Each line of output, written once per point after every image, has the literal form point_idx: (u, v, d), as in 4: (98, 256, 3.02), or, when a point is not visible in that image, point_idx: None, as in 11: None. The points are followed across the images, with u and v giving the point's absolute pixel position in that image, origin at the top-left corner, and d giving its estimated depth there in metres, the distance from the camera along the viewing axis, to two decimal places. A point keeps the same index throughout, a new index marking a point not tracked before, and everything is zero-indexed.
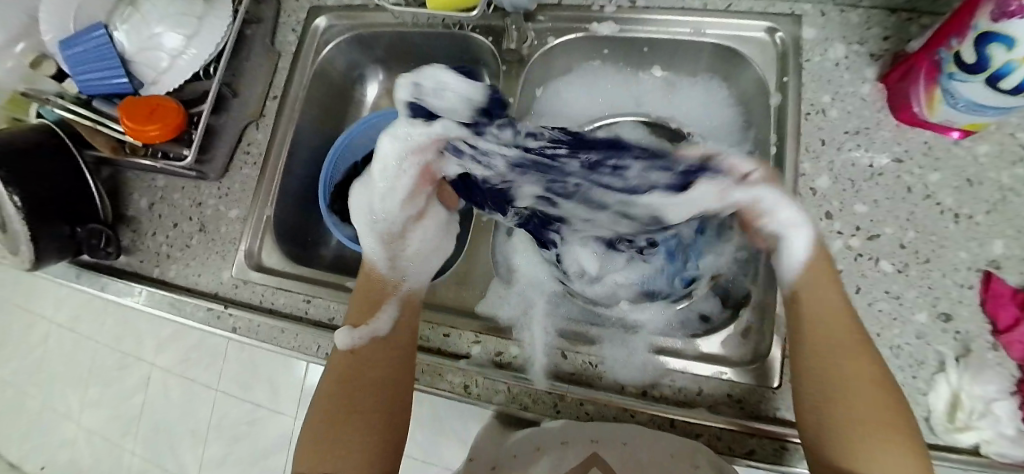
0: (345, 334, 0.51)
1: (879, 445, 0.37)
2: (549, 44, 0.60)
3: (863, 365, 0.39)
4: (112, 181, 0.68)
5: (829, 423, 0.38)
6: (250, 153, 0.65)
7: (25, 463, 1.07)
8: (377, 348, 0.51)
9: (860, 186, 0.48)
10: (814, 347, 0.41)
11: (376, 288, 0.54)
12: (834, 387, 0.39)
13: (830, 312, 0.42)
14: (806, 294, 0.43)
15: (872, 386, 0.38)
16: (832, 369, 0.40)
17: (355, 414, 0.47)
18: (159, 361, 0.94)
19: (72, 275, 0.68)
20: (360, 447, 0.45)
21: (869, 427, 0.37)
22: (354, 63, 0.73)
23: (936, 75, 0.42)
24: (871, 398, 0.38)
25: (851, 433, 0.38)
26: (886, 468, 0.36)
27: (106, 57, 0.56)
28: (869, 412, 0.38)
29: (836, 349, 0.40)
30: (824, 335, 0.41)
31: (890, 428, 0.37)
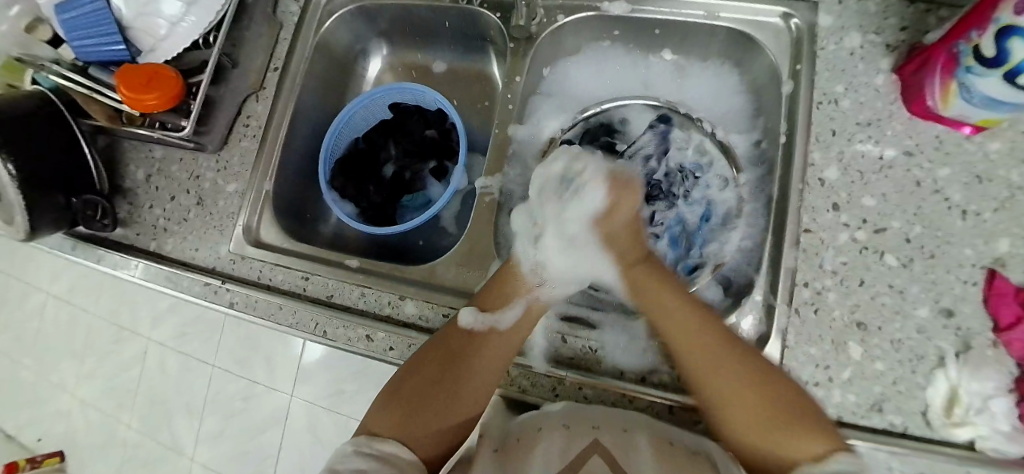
0: (468, 319, 0.48)
1: (750, 425, 0.40)
2: (558, 22, 0.58)
3: (722, 352, 0.41)
4: (108, 151, 0.66)
5: (726, 405, 0.41)
6: (250, 126, 0.63)
7: (21, 433, 1.08)
8: (494, 345, 0.47)
9: (869, 178, 0.47)
10: (688, 349, 0.43)
11: (511, 276, 0.49)
12: (709, 378, 0.41)
13: (682, 309, 0.44)
14: (651, 302, 0.46)
15: (733, 374, 0.40)
16: (710, 364, 0.41)
17: (417, 392, 0.44)
18: (155, 335, 0.94)
19: (67, 246, 0.67)
20: (414, 422, 0.42)
21: (762, 416, 0.39)
22: (357, 38, 0.71)
23: (952, 68, 0.41)
24: (720, 391, 0.41)
25: (745, 420, 0.40)
26: (801, 447, 0.37)
27: (101, 23, 0.55)
28: (738, 388, 0.40)
29: (694, 346, 0.42)
30: (689, 347, 0.43)
31: (757, 420, 0.39)
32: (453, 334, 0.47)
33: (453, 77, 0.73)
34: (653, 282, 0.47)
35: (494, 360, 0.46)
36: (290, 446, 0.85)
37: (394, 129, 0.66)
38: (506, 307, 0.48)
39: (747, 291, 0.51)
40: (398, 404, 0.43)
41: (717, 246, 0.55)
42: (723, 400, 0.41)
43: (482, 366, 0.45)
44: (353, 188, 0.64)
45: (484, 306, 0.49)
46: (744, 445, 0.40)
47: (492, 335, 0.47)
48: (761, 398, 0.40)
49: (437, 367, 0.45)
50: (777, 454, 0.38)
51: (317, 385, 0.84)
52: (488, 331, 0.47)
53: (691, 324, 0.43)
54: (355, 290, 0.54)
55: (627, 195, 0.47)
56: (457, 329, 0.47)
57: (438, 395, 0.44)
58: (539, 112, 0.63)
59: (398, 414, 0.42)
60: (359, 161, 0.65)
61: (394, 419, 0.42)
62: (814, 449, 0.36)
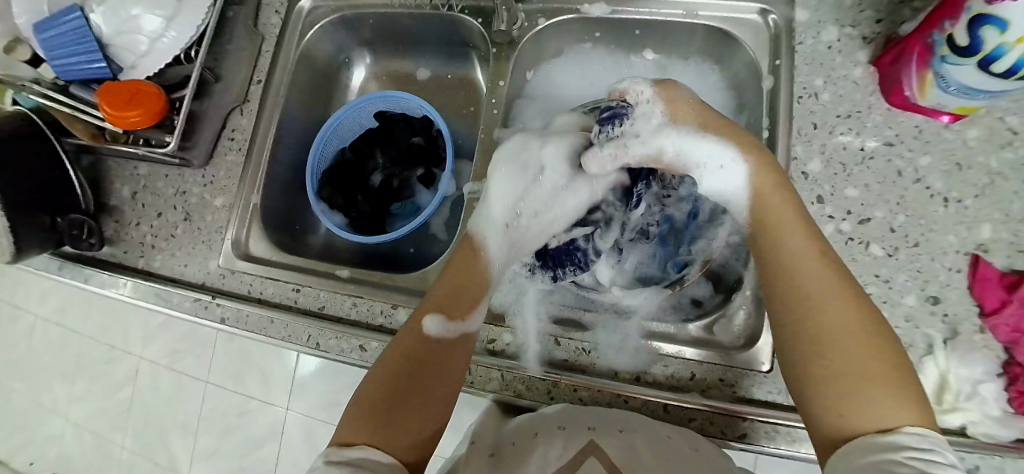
0: (434, 322, 0.42)
1: (854, 376, 0.31)
2: (539, 26, 0.59)
3: (830, 279, 0.34)
4: (93, 170, 0.66)
5: (821, 346, 0.32)
6: (235, 139, 0.63)
7: (13, 458, 1.06)
8: (462, 340, 0.43)
9: (851, 170, 0.48)
10: (787, 277, 0.36)
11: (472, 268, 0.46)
12: (812, 310, 0.34)
13: (789, 236, 0.37)
14: (769, 216, 0.39)
15: (842, 309, 0.33)
16: (820, 290, 0.34)
17: (392, 397, 0.37)
18: (147, 354, 0.93)
19: (53, 266, 0.66)
20: (390, 430, 0.35)
21: (854, 371, 0.31)
22: (341, 48, 0.71)
23: (928, 57, 0.42)
24: (830, 322, 0.33)
25: (849, 366, 0.31)
26: (885, 408, 0.29)
27: (81, 40, 0.54)
28: (846, 338, 0.32)
29: (800, 271, 0.35)
30: (789, 265, 0.36)
31: (861, 367, 0.31)
32: (415, 334, 0.41)
33: (437, 83, 0.73)
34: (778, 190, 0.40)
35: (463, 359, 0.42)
36: (288, 460, 0.85)
37: (380, 138, 0.66)
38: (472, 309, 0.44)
39: (737, 287, 0.51)
40: (372, 414, 0.36)
41: (705, 242, 0.53)
42: (821, 338, 0.32)
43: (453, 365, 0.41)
44: (341, 197, 0.64)
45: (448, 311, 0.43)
46: (821, 404, 0.32)
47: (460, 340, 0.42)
48: (875, 349, 0.31)
49: (406, 367, 0.39)
50: (827, 402, 0.31)
51: (312, 397, 0.83)
52: (461, 337, 0.43)
53: (804, 248, 0.36)
54: (346, 301, 0.54)
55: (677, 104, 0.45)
56: (423, 331, 0.42)
57: (410, 398, 0.37)
58: (524, 115, 0.63)
59: (369, 423, 0.35)
60: (347, 171, 0.65)
61: (361, 429, 0.35)
62: (902, 417, 0.29)
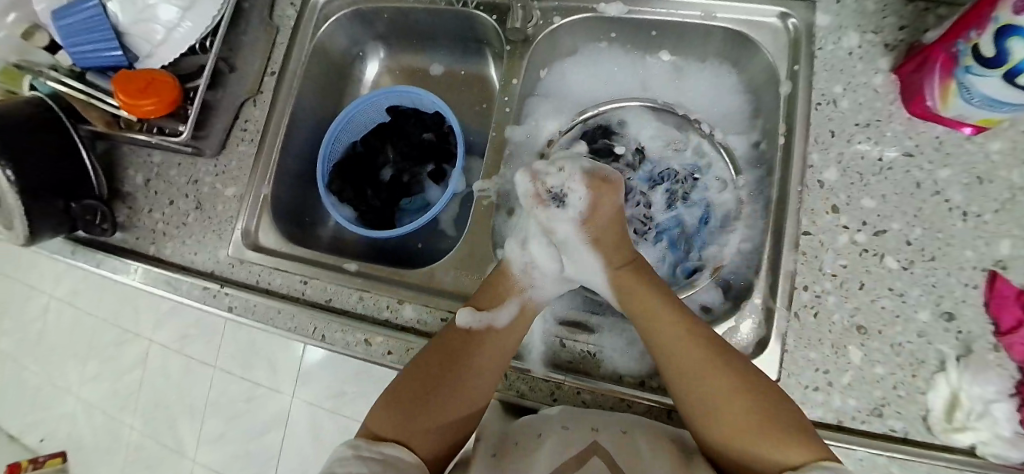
0: (465, 315, 0.47)
1: (740, 430, 0.38)
2: (554, 24, 0.58)
3: (712, 371, 0.40)
4: (108, 156, 0.67)
5: (702, 412, 0.40)
6: (247, 130, 0.63)
7: (24, 435, 1.08)
8: (486, 339, 0.46)
9: (869, 180, 0.47)
10: (679, 381, 0.42)
11: (506, 276, 0.49)
12: (700, 400, 0.40)
13: (670, 332, 0.43)
14: (637, 304, 0.46)
15: (714, 389, 0.40)
16: (696, 388, 0.40)
17: (415, 395, 0.43)
18: (157, 338, 0.94)
19: (67, 250, 0.67)
20: (414, 425, 0.42)
21: (749, 425, 0.38)
22: (354, 40, 0.71)
23: (952, 68, 0.41)
24: (711, 393, 0.40)
25: (733, 426, 0.39)
26: (783, 456, 0.36)
27: (99, 29, 0.54)
28: (734, 410, 0.39)
29: (693, 380, 0.41)
30: (680, 347, 0.42)
31: (739, 427, 0.38)
32: (450, 333, 0.47)
33: (450, 79, 0.73)
34: (637, 286, 0.46)
35: (484, 359, 0.45)
36: (292, 448, 0.86)
37: (391, 132, 0.66)
38: (504, 304, 0.48)
39: (747, 294, 0.50)
40: (396, 408, 0.43)
41: (716, 248, 0.55)
42: (705, 406, 0.40)
43: (479, 361, 0.45)
44: (351, 191, 0.64)
45: (478, 304, 0.48)
46: (735, 459, 0.39)
47: (488, 332, 0.47)
48: (755, 410, 0.38)
49: (438, 365, 0.45)
50: (746, 456, 0.38)
51: (318, 387, 0.84)
52: (484, 329, 0.47)
53: (676, 340, 0.42)
54: (353, 294, 0.54)
55: (605, 195, 0.45)
56: (454, 328, 0.47)
57: (433, 393, 0.43)
58: (536, 113, 0.63)
59: (395, 419, 0.42)
60: (357, 165, 0.65)
61: (387, 422, 0.42)
62: (803, 455, 0.35)
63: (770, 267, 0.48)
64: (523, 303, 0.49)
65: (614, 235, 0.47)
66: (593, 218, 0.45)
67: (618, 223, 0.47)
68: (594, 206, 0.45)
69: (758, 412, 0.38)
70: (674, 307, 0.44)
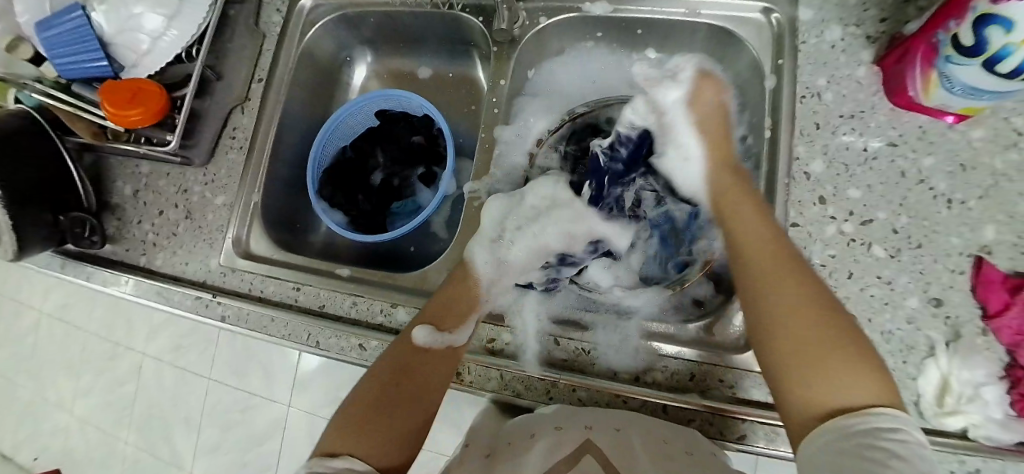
0: (423, 332, 0.46)
1: (805, 358, 0.33)
2: (540, 25, 0.59)
3: (790, 283, 0.37)
4: (95, 168, 0.66)
5: (771, 327, 0.36)
6: (236, 138, 0.63)
7: (17, 453, 1.07)
8: (442, 356, 0.46)
9: (854, 170, 0.47)
10: (757, 274, 0.39)
11: (464, 285, 0.50)
12: (777, 314, 0.36)
13: (757, 225, 0.42)
14: (732, 210, 0.44)
15: (796, 297, 0.36)
16: (772, 284, 0.37)
17: (371, 408, 0.40)
18: (150, 350, 0.93)
19: (56, 264, 0.67)
20: (370, 438, 0.38)
21: (813, 346, 0.34)
22: (342, 45, 0.71)
23: (933, 57, 0.42)
24: (788, 306, 0.36)
25: (797, 342, 0.34)
26: (847, 386, 0.31)
27: (84, 40, 0.54)
28: (801, 336, 0.34)
29: (780, 282, 0.37)
30: (768, 256, 0.39)
31: (802, 336, 0.34)
32: (404, 349, 0.45)
33: (439, 82, 0.73)
34: (735, 193, 0.45)
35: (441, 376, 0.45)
36: (289, 456, 0.85)
37: (381, 136, 0.66)
38: (461, 323, 0.48)
39: (738, 287, 0.51)
40: (351, 424, 0.39)
41: None
42: (788, 313, 0.36)
43: (434, 380, 0.44)
44: (341, 196, 0.64)
45: (437, 322, 0.48)
46: (799, 396, 0.33)
47: (445, 351, 0.46)
48: (822, 329, 0.34)
49: (396, 379, 0.43)
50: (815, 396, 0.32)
51: (314, 394, 0.84)
52: (444, 346, 0.47)
53: (761, 232, 0.41)
54: (345, 299, 0.54)
55: (707, 88, 0.51)
56: (411, 343, 0.46)
57: (392, 408, 0.41)
58: (526, 113, 0.63)
59: (354, 431, 0.38)
60: (347, 170, 0.65)
61: (344, 438, 0.38)
62: (871, 393, 0.31)
63: None
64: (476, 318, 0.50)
65: (710, 117, 0.50)
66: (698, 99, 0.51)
67: (717, 117, 0.51)
68: (697, 89, 0.51)
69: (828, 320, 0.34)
70: (771, 223, 0.42)
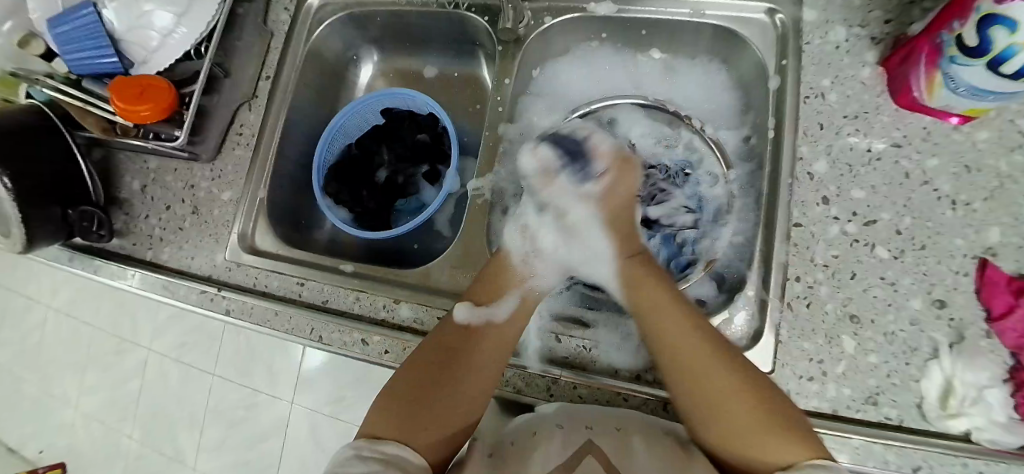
0: (464, 311, 0.48)
1: (736, 426, 0.38)
2: (545, 25, 0.59)
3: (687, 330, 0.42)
4: (104, 163, 0.67)
5: (697, 385, 0.40)
6: (243, 135, 0.64)
7: (23, 447, 1.08)
8: (489, 335, 0.47)
9: (858, 171, 0.47)
10: (674, 364, 0.42)
11: (506, 269, 0.50)
12: (710, 412, 0.39)
13: (676, 338, 0.42)
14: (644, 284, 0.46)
15: (721, 368, 0.40)
16: (701, 371, 0.40)
17: (416, 391, 0.43)
18: (155, 345, 0.94)
19: (64, 258, 0.67)
20: (416, 424, 0.41)
21: (745, 426, 0.37)
22: (348, 44, 0.72)
23: (937, 58, 0.42)
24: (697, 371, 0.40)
25: (739, 430, 0.38)
26: (784, 454, 0.35)
27: (93, 36, 0.55)
28: (734, 405, 0.38)
29: (668, 327, 0.43)
30: (651, 307, 0.45)
31: (731, 412, 0.38)
32: (452, 329, 0.47)
33: (444, 81, 0.73)
34: (641, 279, 0.47)
35: (490, 353, 0.46)
36: (293, 453, 0.86)
37: (385, 134, 0.66)
38: (503, 298, 0.49)
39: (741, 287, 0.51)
40: (397, 405, 0.42)
41: (708, 242, 0.56)
42: (695, 383, 0.40)
43: (481, 358, 0.45)
44: (346, 193, 0.64)
45: (477, 299, 0.49)
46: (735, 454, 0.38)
47: (486, 328, 0.47)
48: (752, 410, 0.37)
49: (441, 362, 0.44)
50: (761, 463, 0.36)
51: (317, 392, 0.84)
52: (480, 324, 0.47)
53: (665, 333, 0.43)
54: (349, 294, 0.54)
55: (625, 177, 0.50)
56: (453, 322, 0.47)
57: (439, 389, 0.43)
58: (530, 114, 0.64)
59: (396, 417, 0.41)
60: (351, 167, 0.66)
61: (393, 420, 0.41)
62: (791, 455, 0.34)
63: (764, 259, 0.49)
64: (523, 295, 0.50)
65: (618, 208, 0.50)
66: (606, 197, 0.49)
67: (626, 211, 0.50)
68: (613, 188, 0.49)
69: (756, 403, 0.37)
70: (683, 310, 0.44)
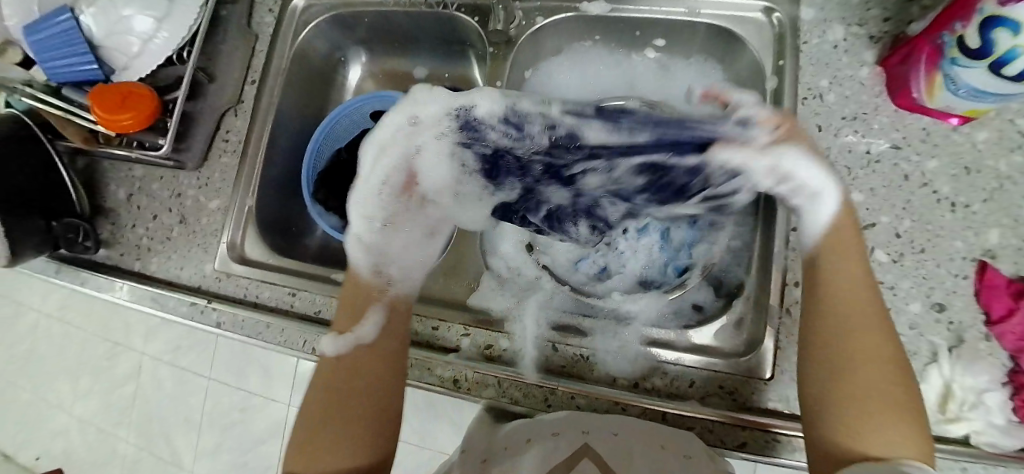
0: (327, 342, 0.47)
1: (872, 402, 0.35)
2: (537, 24, 0.58)
3: (870, 326, 0.37)
4: (87, 171, 0.65)
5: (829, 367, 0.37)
6: (229, 141, 0.62)
7: (19, 453, 1.07)
8: (375, 350, 0.46)
9: (857, 173, 0.47)
10: (846, 325, 0.38)
11: (361, 284, 0.50)
12: (833, 370, 0.37)
13: (853, 289, 0.39)
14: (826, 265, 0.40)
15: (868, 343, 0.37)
16: (875, 348, 0.37)
17: (314, 422, 0.42)
18: (149, 350, 0.93)
19: (51, 269, 0.66)
20: (319, 453, 0.40)
21: (864, 401, 0.35)
22: (335, 45, 0.70)
23: (938, 59, 0.41)
24: (855, 347, 0.37)
25: (845, 391, 0.36)
26: (881, 439, 0.33)
27: (72, 43, 0.53)
28: (870, 384, 0.35)
29: (863, 318, 0.38)
30: (849, 303, 0.38)
31: (860, 398, 0.35)
32: (325, 359, 0.46)
33: (434, 81, 0.72)
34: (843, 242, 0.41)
35: (376, 366, 0.45)
36: None
37: None
38: (364, 316, 0.48)
39: (739, 291, 0.50)
40: (306, 442, 0.41)
41: (708, 246, 0.54)
42: (836, 361, 0.37)
43: (365, 374, 0.44)
44: (336, 199, 0.63)
45: (340, 328, 0.48)
46: (834, 427, 0.35)
47: (357, 347, 0.46)
48: (880, 385, 0.35)
49: (336, 384, 0.44)
50: (845, 432, 0.35)
51: None
52: (350, 346, 0.46)
53: (856, 289, 0.39)
54: None
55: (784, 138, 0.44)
56: (324, 357, 0.46)
57: (347, 410, 0.42)
58: None
59: (305, 452, 0.40)
60: (342, 173, 0.64)
61: (305, 456, 0.40)
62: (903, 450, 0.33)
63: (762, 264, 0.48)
64: (389, 305, 0.50)
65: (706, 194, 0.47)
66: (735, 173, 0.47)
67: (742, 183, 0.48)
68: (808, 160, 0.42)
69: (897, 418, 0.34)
70: (866, 278, 0.39)
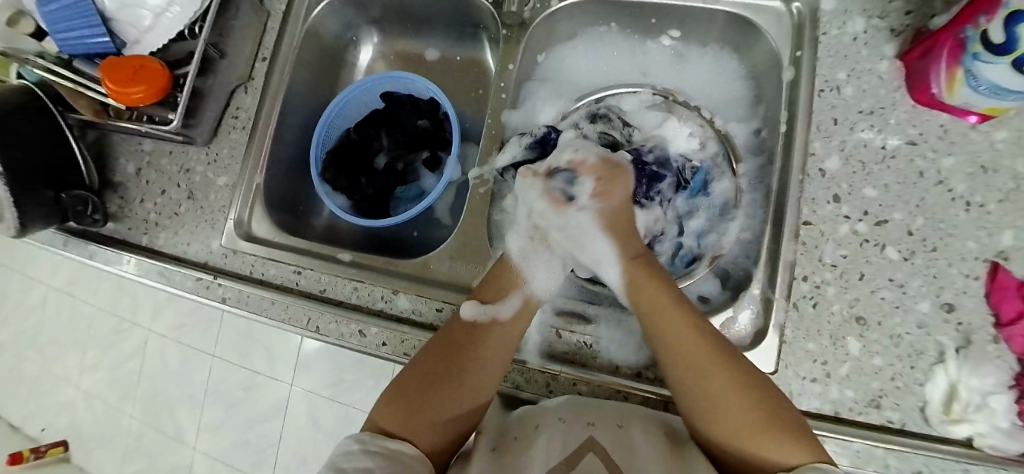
0: (468, 307, 0.46)
1: (743, 423, 0.37)
2: (551, 8, 0.57)
3: (690, 348, 0.40)
4: (97, 145, 0.65)
5: (687, 382, 0.40)
6: (239, 118, 0.62)
7: (26, 424, 1.08)
8: (502, 336, 0.45)
9: (871, 169, 0.46)
10: (679, 355, 0.41)
11: (511, 266, 0.49)
12: (698, 384, 0.39)
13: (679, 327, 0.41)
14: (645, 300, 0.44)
15: (715, 361, 0.39)
16: (701, 382, 0.39)
17: (424, 387, 0.42)
18: (156, 327, 0.94)
19: (58, 242, 0.66)
20: (418, 417, 0.40)
21: (740, 424, 0.37)
22: (347, 25, 0.69)
23: (959, 54, 0.40)
24: (689, 370, 0.40)
25: (721, 415, 0.38)
26: (776, 453, 0.36)
27: (83, 15, 0.52)
28: (723, 398, 0.38)
29: (673, 339, 0.41)
30: (667, 329, 0.42)
31: (739, 424, 0.37)
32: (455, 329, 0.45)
33: (446, 65, 0.72)
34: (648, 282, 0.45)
35: (495, 350, 0.44)
36: (290, 435, 0.86)
37: (385, 119, 0.65)
38: (506, 296, 0.47)
39: (746, 284, 0.50)
40: (401, 402, 0.41)
41: (715, 237, 0.54)
42: (689, 381, 0.40)
43: (485, 352, 0.44)
44: (344, 179, 0.64)
45: (485, 296, 0.47)
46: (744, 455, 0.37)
47: (493, 325, 0.46)
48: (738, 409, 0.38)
49: (444, 354, 0.44)
50: (754, 457, 0.37)
51: (316, 374, 0.85)
52: (488, 323, 0.46)
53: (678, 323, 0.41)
54: (346, 285, 0.53)
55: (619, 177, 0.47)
56: (459, 323, 0.46)
57: (433, 384, 0.42)
58: (533, 100, 0.62)
59: (400, 411, 0.41)
60: (350, 153, 0.65)
61: (399, 417, 0.41)
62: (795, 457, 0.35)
63: (770, 258, 0.48)
64: (528, 295, 0.48)
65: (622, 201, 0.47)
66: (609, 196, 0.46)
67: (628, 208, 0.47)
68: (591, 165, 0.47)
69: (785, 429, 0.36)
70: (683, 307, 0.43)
